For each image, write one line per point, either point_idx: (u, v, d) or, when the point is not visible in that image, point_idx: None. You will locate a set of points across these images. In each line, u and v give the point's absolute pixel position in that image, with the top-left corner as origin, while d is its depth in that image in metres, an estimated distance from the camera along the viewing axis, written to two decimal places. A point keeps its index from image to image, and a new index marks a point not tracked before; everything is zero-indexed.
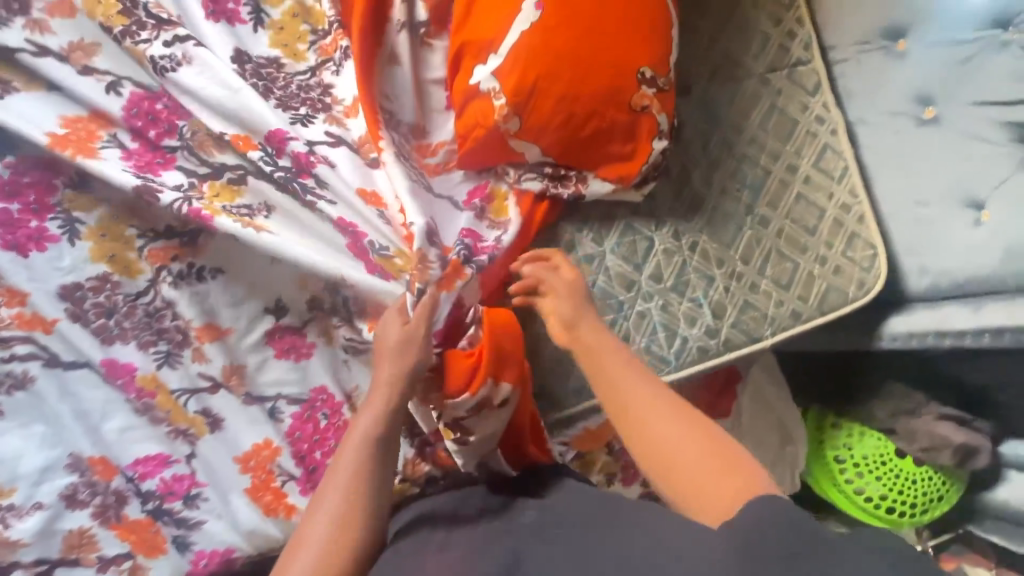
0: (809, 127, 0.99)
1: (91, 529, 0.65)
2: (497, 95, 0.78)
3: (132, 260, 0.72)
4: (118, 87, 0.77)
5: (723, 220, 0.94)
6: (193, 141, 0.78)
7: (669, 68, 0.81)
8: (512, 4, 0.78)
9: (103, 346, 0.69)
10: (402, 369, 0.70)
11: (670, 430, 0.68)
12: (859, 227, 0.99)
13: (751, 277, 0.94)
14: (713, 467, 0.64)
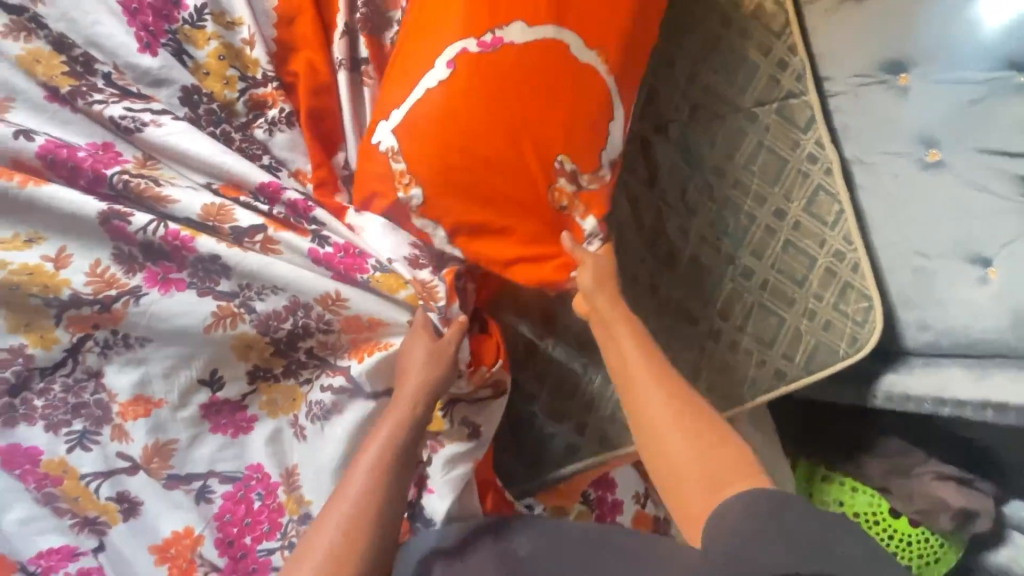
0: (800, 166, 0.91)
1: None
2: (395, 156, 0.68)
3: (49, 327, 0.64)
4: (31, 134, 0.65)
5: (698, 277, 0.88)
6: (128, 191, 0.66)
7: (598, 165, 0.72)
8: (427, 58, 0.67)
9: (4, 430, 0.63)
10: (429, 383, 0.67)
11: (664, 419, 0.65)
12: (853, 276, 0.90)
13: (730, 334, 0.87)
14: (703, 471, 0.61)
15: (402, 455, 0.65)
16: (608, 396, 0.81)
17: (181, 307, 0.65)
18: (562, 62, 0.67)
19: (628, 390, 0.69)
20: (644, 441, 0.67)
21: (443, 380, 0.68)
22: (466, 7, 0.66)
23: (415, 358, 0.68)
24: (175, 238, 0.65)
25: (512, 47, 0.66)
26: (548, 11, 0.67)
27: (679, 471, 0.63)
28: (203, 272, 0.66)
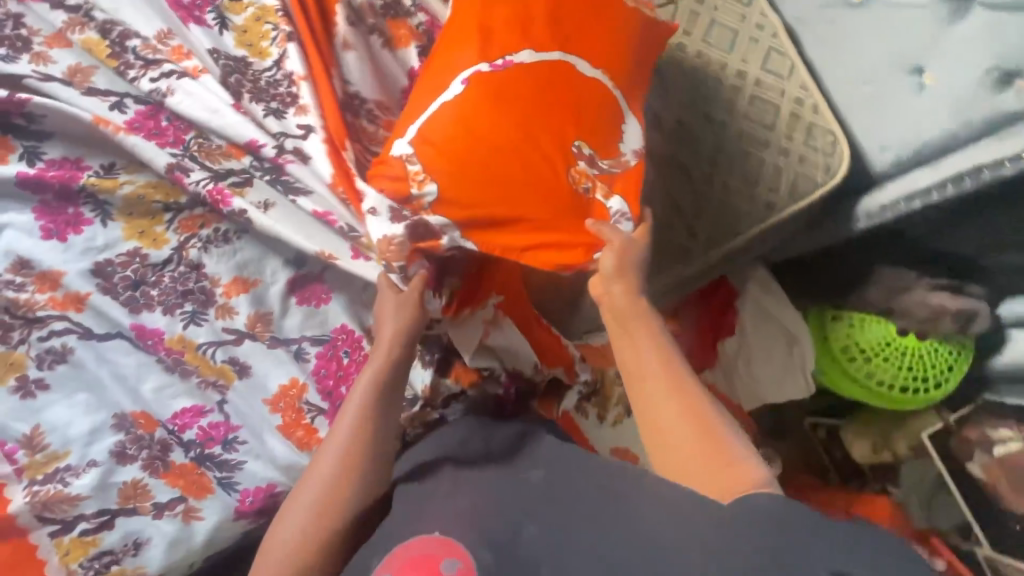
0: (751, 34, 1.05)
1: (143, 480, 0.70)
2: (412, 159, 0.76)
3: (160, 233, 0.79)
4: (123, 106, 0.81)
5: (686, 135, 1.07)
6: (199, 151, 0.81)
7: (615, 157, 0.83)
8: (445, 82, 0.81)
9: (131, 314, 0.75)
10: (400, 326, 0.77)
11: (673, 417, 0.71)
12: (816, 117, 1.03)
13: (721, 177, 1.05)
14: (705, 462, 0.67)
15: (378, 409, 0.74)
16: None
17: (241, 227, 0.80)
18: (569, 76, 0.82)
19: (638, 391, 0.75)
20: (651, 439, 0.72)
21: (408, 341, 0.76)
22: (485, 39, 0.82)
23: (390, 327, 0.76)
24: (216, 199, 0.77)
25: (522, 67, 0.81)
26: (551, 39, 0.84)
27: (683, 462, 0.68)
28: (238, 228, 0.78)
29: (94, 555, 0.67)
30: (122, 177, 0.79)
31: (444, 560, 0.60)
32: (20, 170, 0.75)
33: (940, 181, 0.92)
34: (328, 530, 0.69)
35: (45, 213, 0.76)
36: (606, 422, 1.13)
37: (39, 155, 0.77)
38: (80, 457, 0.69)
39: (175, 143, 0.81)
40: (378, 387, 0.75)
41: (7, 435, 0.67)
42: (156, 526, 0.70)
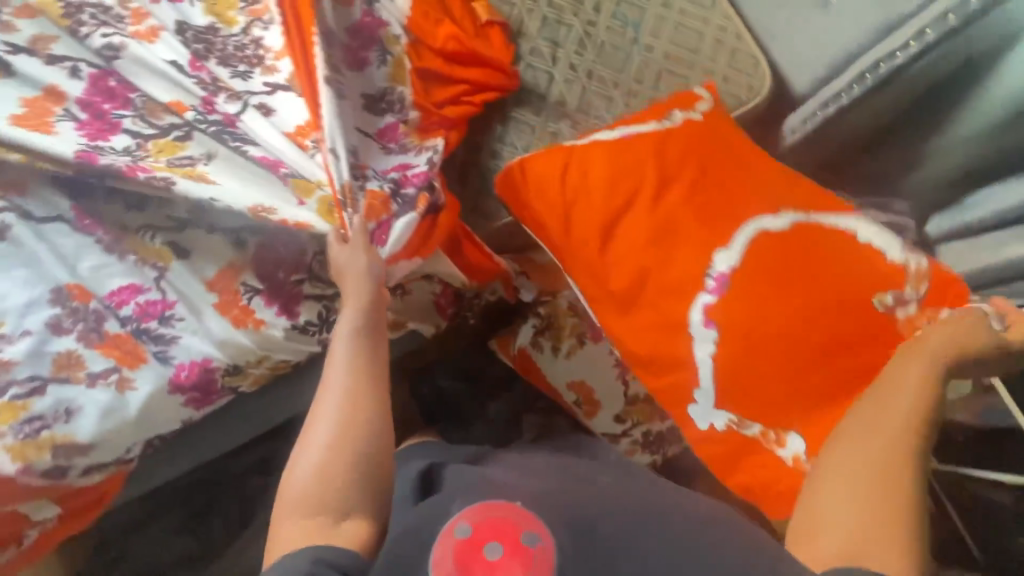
0: None
1: (78, 351, 0.72)
2: (744, 425, 0.80)
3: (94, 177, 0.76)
4: (79, 71, 0.85)
5: (612, 51, 1.06)
6: (145, 109, 0.84)
7: (905, 279, 0.76)
8: (685, 335, 0.81)
9: (73, 198, 0.78)
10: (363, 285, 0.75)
11: (867, 481, 0.59)
12: (739, 42, 1.11)
13: (648, 93, 1.05)
14: (867, 542, 0.56)
15: (363, 346, 0.71)
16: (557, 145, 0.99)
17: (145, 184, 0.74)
18: (792, 241, 0.80)
19: (846, 441, 0.64)
20: (826, 485, 0.62)
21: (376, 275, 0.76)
22: (671, 266, 0.82)
23: (356, 262, 0.75)
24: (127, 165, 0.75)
25: (734, 273, 0.79)
26: (703, 228, 0.81)
27: (832, 525, 0.58)
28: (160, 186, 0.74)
29: (24, 420, 0.68)
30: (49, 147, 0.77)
31: (525, 531, 0.58)
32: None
33: (853, 77, 1.00)
34: (338, 478, 0.62)
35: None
36: (562, 354, 1.13)
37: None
38: (13, 327, 0.71)
39: (125, 107, 0.84)
40: (356, 326, 0.72)
41: None
42: (88, 395, 0.71)
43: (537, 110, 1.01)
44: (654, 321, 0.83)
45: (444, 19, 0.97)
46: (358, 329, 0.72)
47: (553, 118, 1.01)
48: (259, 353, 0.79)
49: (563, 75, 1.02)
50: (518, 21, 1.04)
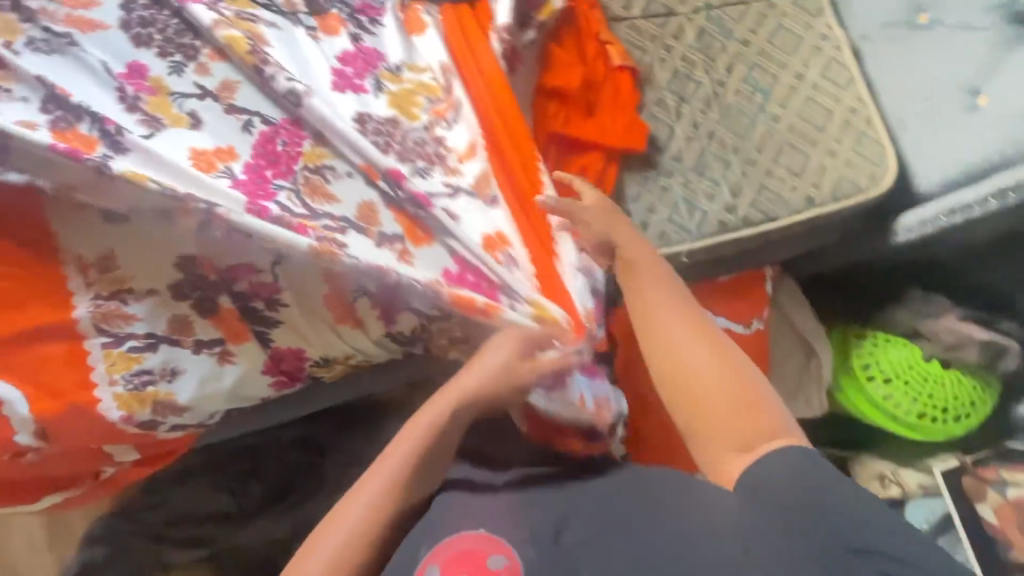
0: (815, 43, 1.11)
1: (191, 317, 0.77)
2: None
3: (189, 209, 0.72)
4: (252, 126, 0.80)
5: (735, 115, 1.05)
6: (303, 184, 0.78)
7: None
8: None
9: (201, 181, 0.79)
10: (485, 388, 0.77)
11: (712, 385, 0.74)
12: (868, 127, 1.08)
13: (765, 164, 1.03)
14: (754, 431, 0.72)
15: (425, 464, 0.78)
16: (665, 201, 0.98)
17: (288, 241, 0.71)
18: None
19: (670, 368, 0.76)
20: (686, 416, 0.75)
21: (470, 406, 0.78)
22: None
23: (458, 390, 0.78)
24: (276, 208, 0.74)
25: None
26: None
27: (707, 427, 0.73)
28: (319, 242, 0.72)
29: (135, 372, 0.73)
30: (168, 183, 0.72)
31: (492, 556, 0.70)
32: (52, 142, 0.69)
33: (997, 190, 0.95)
34: (349, 568, 0.72)
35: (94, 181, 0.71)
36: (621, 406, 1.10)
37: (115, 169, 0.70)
38: (142, 284, 0.76)
39: (285, 174, 0.79)
40: (427, 450, 0.78)
41: (85, 252, 0.75)
42: (193, 360, 0.76)
43: (652, 161, 1.00)
44: (666, 424, 1.07)
45: (579, 63, 0.99)
46: (426, 451, 0.78)
47: (666, 173, 0.99)
48: (346, 350, 0.83)
49: (684, 131, 1.02)
50: (649, 73, 1.04)
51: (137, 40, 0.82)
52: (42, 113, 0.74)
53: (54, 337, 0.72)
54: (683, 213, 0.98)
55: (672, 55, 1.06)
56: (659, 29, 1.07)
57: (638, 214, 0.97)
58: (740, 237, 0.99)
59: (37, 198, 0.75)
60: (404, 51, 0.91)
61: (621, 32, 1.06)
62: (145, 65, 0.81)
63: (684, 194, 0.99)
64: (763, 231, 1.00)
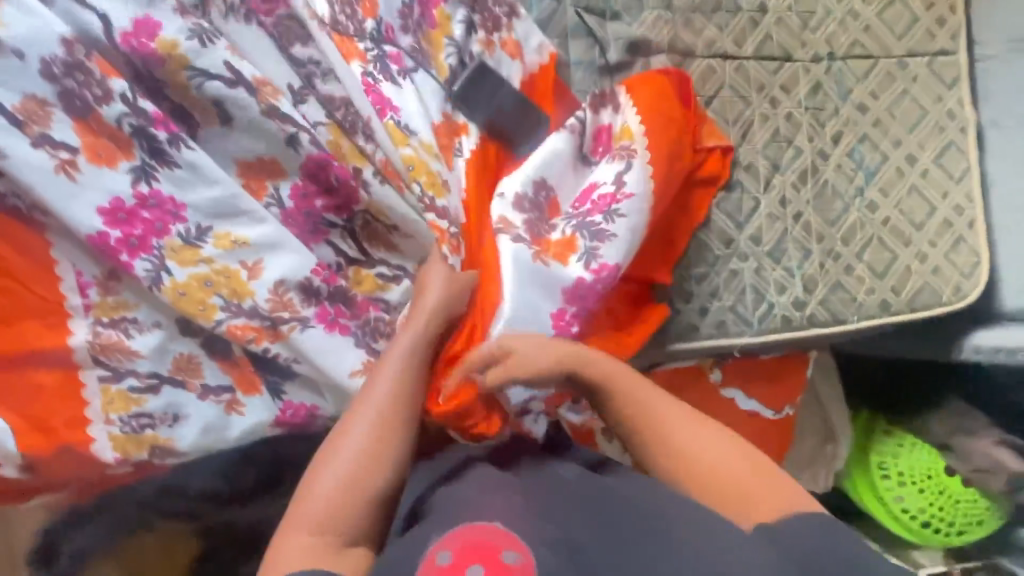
0: (938, 121, 0.96)
1: (199, 357, 0.69)
2: None
3: (235, 271, 0.69)
4: (297, 142, 0.70)
5: (829, 197, 0.92)
6: (358, 227, 0.76)
7: None
8: None
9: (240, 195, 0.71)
10: (444, 299, 0.70)
11: (703, 443, 0.69)
12: (968, 232, 0.96)
13: (847, 259, 0.92)
14: (762, 485, 0.66)
15: (413, 379, 0.68)
16: (731, 286, 0.88)
17: (335, 354, 0.71)
18: None
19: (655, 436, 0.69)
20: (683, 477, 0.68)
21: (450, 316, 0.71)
22: None
23: (433, 308, 0.70)
24: (323, 278, 0.72)
25: None
26: None
27: (709, 487, 0.67)
28: (362, 345, 0.73)
29: (134, 414, 0.67)
30: (206, 250, 0.68)
31: (504, 550, 0.53)
32: (99, 229, 0.64)
33: None
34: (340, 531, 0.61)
35: (117, 220, 0.65)
36: None
37: (164, 284, 0.66)
38: (147, 315, 0.68)
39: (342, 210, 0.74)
40: (401, 383, 0.68)
41: (85, 269, 0.66)
42: (197, 405, 0.69)
43: (727, 238, 0.88)
44: None
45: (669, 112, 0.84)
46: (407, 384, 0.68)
47: (739, 254, 0.88)
48: None
49: (769, 207, 0.90)
50: (747, 129, 0.90)
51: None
52: (49, 82, 0.63)
53: (45, 363, 0.65)
54: (748, 303, 0.88)
55: (777, 110, 0.91)
56: (769, 76, 0.91)
57: (697, 296, 0.88)
58: (803, 337, 0.90)
59: (31, 200, 0.64)
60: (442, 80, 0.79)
61: (726, 72, 0.90)
62: (149, 12, 0.66)
63: (754, 283, 0.88)
64: (827, 334, 0.91)
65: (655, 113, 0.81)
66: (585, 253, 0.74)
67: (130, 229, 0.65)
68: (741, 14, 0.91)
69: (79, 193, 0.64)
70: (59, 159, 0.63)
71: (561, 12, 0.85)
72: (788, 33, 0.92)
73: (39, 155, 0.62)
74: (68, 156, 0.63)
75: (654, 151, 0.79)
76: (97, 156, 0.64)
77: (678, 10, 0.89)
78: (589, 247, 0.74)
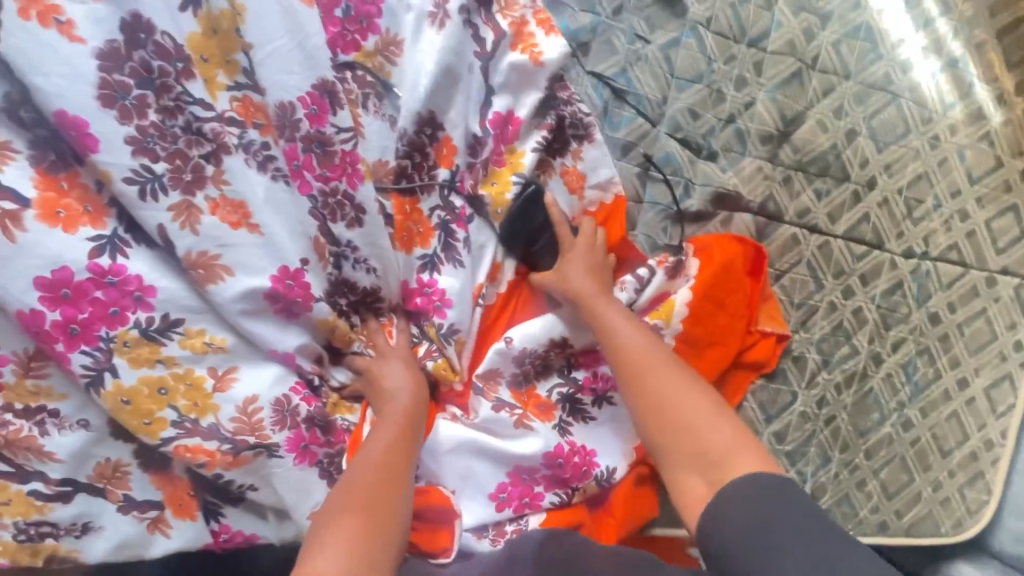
0: (1004, 348, 0.82)
1: (127, 466, 0.58)
2: None
3: (199, 376, 0.57)
4: (236, 284, 0.55)
5: (867, 407, 0.84)
6: (333, 335, 0.62)
7: None
8: None
9: (200, 299, 0.56)
10: (407, 382, 0.63)
11: (682, 394, 0.57)
12: (990, 470, 0.82)
13: (865, 473, 0.84)
14: (723, 434, 0.54)
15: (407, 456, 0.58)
16: None
17: (296, 488, 0.60)
18: None
19: (637, 388, 0.59)
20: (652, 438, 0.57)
21: (418, 407, 0.62)
22: None
23: (396, 405, 0.61)
24: (302, 398, 0.61)
25: None
26: None
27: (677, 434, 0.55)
28: (328, 478, 0.62)
29: (33, 522, 0.56)
30: (169, 348, 0.55)
31: None
32: (33, 307, 0.50)
33: None
34: None
35: (60, 300, 0.51)
36: None
37: (105, 387, 0.53)
38: (73, 409, 0.56)
39: (301, 325, 0.60)
40: (394, 457, 0.57)
41: (5, 342, 0.53)
42: (114, 518, 0.58)
43: (752, 430, 0.80)
44: None
45: (736, 285, 0.73)
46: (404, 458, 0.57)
47: None
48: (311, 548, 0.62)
49: (805, 404, 0.82)
50: (809, 315, 0.81)
51: (107, 98, 0.50)
52: (11, 126, 0.50)
53: None
54: None
55: (847, 302, 0.81)
56: (852, 262, 0.81)
57: None
58: None
59: None
60: (478, 219, 0.67)
61: (809, 247, 0.79)
62: (88, 121, 0.49)
63: None
64: None
65: (708, 309, 0.72)
66: (557, 425, 0.69)
67: (74, 312, 0.52)
68: (847, 185, 0.79)
69: (14, 260, 0.49)
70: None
71: (654, 138, 0.73)
72: (889, 218, 0.81)
73: None
74: (11, 208, 0.49)
75: (681, 348, 0.71)
76: (52, 215, 0.51)
77: (782, 164, 0.76)
78: (564, 420, 0.70)
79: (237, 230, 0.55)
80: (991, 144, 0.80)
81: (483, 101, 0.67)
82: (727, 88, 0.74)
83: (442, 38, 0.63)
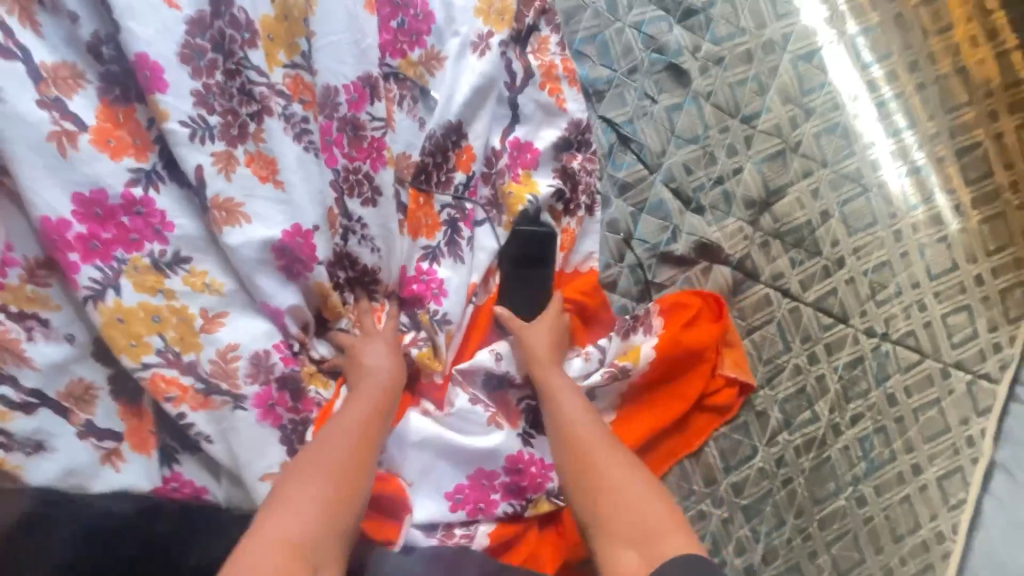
0: (956, 442, 0.86)
1: (99, 391, 0.59)
2: None
3: (192, 315, 0.59)
4: (248, 232, 0.59)
5: (824, 475, 0.85)
6: (322, 304, 0.65)
7: None
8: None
9: (212, 242, 0.60)
10: (389, 367, 0.65)
11: (620, 473, 0.56)
12: (940, 563, 0.83)
13: (817, 544, 0.84)
14: (660, 507, 0.52)
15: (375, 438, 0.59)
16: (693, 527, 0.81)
17: (252, 447, 0.60)
18: None
19: (582, 466, 0.58)
20: (590, 505, 0.55)
21: (393, 392, 0.64)
22: None
23: (376, 382, 0.63)
24: (281, 356, 0.62)
25: None
26: None
27: (615, 509, 0.53)
28: (287, 445, 0.62)
29: None
30: (172, 281, 0.58)
31: None
32: (62, 215, 0.54)
33: None
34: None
35: (89, 215, 0.55)
36: None
37: (104, 302, 0.56)
38: (64, 323, 0.58)
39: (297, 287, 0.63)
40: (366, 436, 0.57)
41: (20, 246, 0.56)
42: (69, 442, 0.57)
43: (710, 477, 0.82)
44: None
45: (708, 331, 0.78)
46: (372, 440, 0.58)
47: (715, 497, 0.82)
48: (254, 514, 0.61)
49: (763, 461, 0.84)
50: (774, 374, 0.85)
51: (186, 55, 0.57)
52: (91, 59, 0.57)
53: None
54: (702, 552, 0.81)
55: (812, 367, 0.86)
56: (819, 331, 0.86)
57: None
58: None
59: None
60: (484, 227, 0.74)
61: (780, 309, 0.85)
62: (163, 68, 0.55)
63: (715, 533, 0.81)
64: None
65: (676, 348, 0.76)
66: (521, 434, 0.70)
67: (98, 229, 0.56)
68: (818, 259, 0.86)
69: (62, 171, 0.54)
70: (60, 127, 0.54)
71: (650, 183, 0.81)
72: (854, 296, 0.87)
73: (39, 113, 0.54)
74: (71, 129, 0.55)
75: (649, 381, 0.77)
76: (104, 141, 0.56)
77: (761, 229, 0.84)
78: (525, 431, 0.71)
79: (264, 185, 0.60)
80: (949, 247, 0.89)
81: (507, 125, 0.76)
82: (719, 153, 0.83)
83: (481, 66, 0.73)
